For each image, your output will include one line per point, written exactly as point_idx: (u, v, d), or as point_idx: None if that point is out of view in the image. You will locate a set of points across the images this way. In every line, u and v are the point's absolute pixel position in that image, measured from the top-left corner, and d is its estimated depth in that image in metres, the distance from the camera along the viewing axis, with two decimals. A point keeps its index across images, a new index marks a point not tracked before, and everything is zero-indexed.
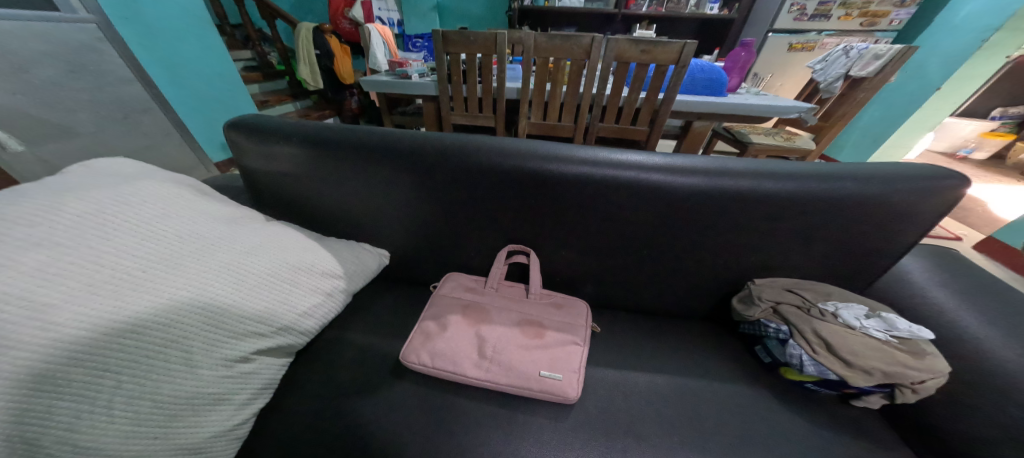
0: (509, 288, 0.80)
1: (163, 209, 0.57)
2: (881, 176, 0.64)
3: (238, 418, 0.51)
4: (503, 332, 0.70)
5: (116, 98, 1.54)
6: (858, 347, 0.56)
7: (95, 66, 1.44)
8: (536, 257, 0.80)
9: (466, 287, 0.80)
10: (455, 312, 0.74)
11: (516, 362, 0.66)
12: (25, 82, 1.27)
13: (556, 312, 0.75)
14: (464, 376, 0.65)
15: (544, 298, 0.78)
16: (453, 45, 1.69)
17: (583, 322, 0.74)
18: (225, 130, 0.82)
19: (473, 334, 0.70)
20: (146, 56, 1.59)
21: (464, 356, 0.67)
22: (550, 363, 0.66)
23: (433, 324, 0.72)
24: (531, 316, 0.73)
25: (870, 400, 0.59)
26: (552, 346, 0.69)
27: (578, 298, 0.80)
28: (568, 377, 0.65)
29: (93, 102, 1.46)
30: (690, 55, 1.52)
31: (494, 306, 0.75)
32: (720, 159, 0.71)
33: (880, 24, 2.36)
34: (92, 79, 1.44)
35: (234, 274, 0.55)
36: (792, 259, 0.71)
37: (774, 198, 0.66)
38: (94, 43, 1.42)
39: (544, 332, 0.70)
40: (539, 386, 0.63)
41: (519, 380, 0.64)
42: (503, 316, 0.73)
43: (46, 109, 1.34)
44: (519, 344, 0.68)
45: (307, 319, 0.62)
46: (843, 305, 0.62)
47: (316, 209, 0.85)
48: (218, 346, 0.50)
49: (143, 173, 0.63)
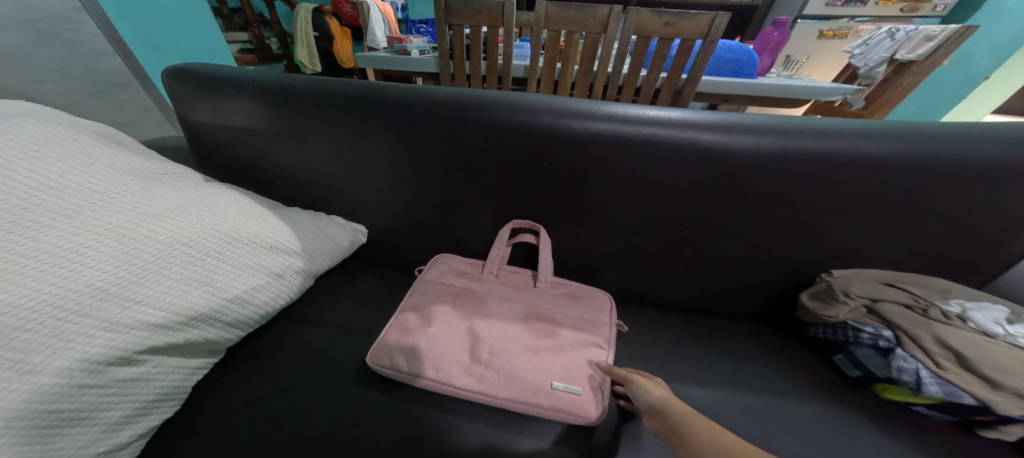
0: (512, 275, 0.64)
1: (36, 152, 0.41)
2: (1017, 136, 0.48)
3: (106, 444, 0.36)
4: (505, 329, 0.54)
5: (88, 69, 1.15)
6: (1007, 362, 0.40)
7: (70, 37, 1.09)
8: (547, 235, 0.63)
9: (460, 271, 0.64)
10: (444, 301, 0.58)
11: (519, 369, 0.50)
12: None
13: (573, 306, 0.59)
14: (451, 385, 0.49)
15: (556, 288, 0.63)
16: (456, 17, 1.52)
17: (605, 319, 0.58)
18: (163, 77, 0.66)
19: (465, 331, 0.54)
20: (129, 31, 1.24)
21: (451, 359, 0.51)
22: (565, 373, 0.50)
23: (414, 316, 0.56)
24: (540, 310, 0.57)
25: (1010, 431, 0.42)
26: (567, 350, 0.53)
27: (598, 289, 0.64)
28: (590, 391, 0.49)
29: (65, 74, 1.09)
30: (720, 29, 1.33)
31: (492, 296, 0.59)
32: (792, 117, 0.55)
33: (921, 10, 2.18)
34: (65, 50, 1.08)
35: (125, 241, 0.40)
36: (882, 245, 0.54)
37: (866, 164, 0.50)
38: (71, 13, 1.07)
39: (556, 331, 0.54)
40: (551, 402, 0.47)
41: (524, 393, 0.48)
42: (504, 309, 0.57)
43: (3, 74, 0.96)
44: (524, 346, 0.52)
45: (238, 307, 0.47)
46: (974, 305, 0.47)
47: (278, 175, 0.69)
48: (81, 341, 0.34)
49: (35, 114, 0.48)
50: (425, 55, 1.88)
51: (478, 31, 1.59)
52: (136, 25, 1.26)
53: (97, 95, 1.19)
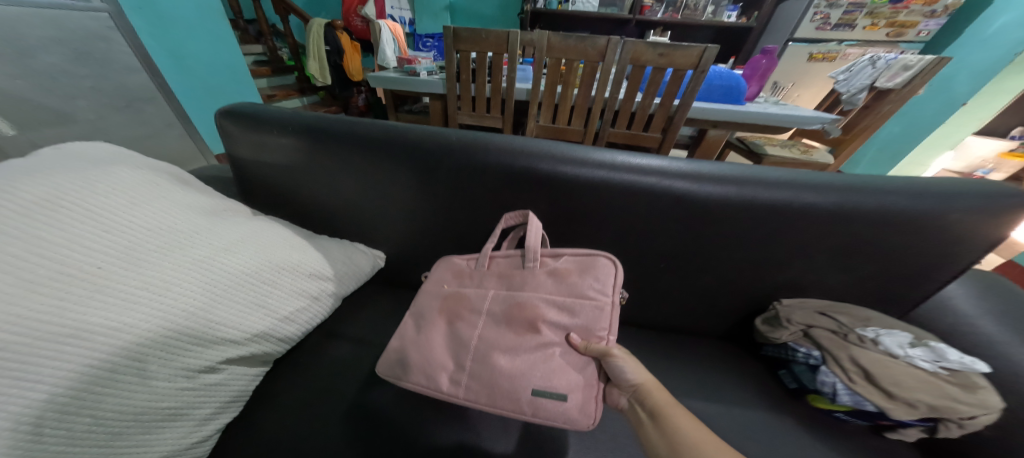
0: (504, 261, 0.66)
1: (133, 198, 0.52)
2: (929, 191, 0.57)
3: (198, 435, 0.47)
4: (487, 332, 0.59)
5: (119, 86, 1.36)
6: (902, 378, 0.50)
7: (103, 55, 1.29)
8: (536, 219, 0.62)
9: (456, 270, 0.69)
10: (434, 306, 0.65)
11: (504, 381, 0.54)
12: (27, 67, 1.14)
13: (567, 285, 0.59)
14: (440, 391, 0.56)
15: (548, 262, 0.62)
16: (463, 43, 1.64)
17: (607, 298, 0.58)
18: (216, 118, 0.78)
19: (450, 334, 0.61)
20: (157, 47, 1.64)
21: (439, 368, 0.57)
22: (550, 376, 0.53)
23: (410, 324, 0.64)
24: (527, 299, 0.60)
25: (906, 434, 0.52)
26: (552, 345, 0.56)
27: (598, 253, 0.61)
28: (575, 398, 0.52)
29: (96, 90, 1.29)
30: (710, 61, 1.46)
31: (478, 291, 0.64)
32: (749, 167, 0.65)
33: (907, 35, 2.28)
34: (97, 67, 1.28)
35: (206, 273, 0.50)
36: (822, 278, 0.64)
37: (804, 212, 0.60)
38: (105, 32, 1.28)
39: (541, 326, 0.57)
40: (533, 411, 0.52)
41: (508, 403, 0.53)
42: (483, 301, 0.62)
43: (44, 94, 1.18)
44: (508, 349, 0.56)
45: (286, 325, 0.57)
46: (884, 331, 0.55)
47: (310, 204, 0.79)
48: (178, 356, 0.45)
49: (119, 159, 0.60)
50: (434, 75, 1.99)
51: (483, 56, 1.71)
52: (163, 44, 1.66)
53: (126, 109, 1.40)
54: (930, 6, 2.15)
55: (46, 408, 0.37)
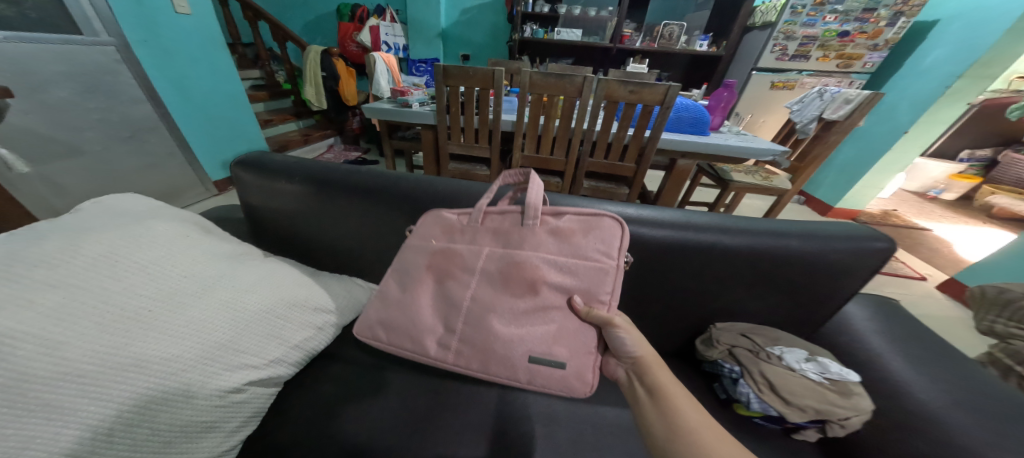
0: (498, 217, 0.72)
1: (171, 248, 0.64)
2: (822, 236, 0.69)
3: (226, 444, 0.57)
4: (480, 292, 0.68)
5: (123, 117, 1.67)
6: (796, 387, 0.62)
7: (109, 87, 1.59)
8: (538, 181, 0.67)
9: (444, 225, 0.75)
10: (421, 262, 0.73)
11: (500, 349, 0.64)
12: (40, 101, 1.41)
13: (570, 244, 0.67)
14: (427, 354, 0.68)
15: (550, 220, 0.69)
16: (452, 78, 1.80)
17: (611, 265, 0.66)
18: (231, 168, 0.89)
19: (438, 289, 0.71)
20: (159, 76, 1.75)
21: (429, 334, 0.69)
22: (550, 344, 0.63)
23: (393, 284, 0.74)
24: (524, 257, 0.67)
25: (807, 434, 0.65)
26: (552, 309, 0.65)
27: (604, 214, 0.69)
28: (573, 367, 0.63)
29: (102, 121, 1.60)
30: (674, 97, 1.63)
31: (469, 248, 0.71)
32: (686, 213, 0.77)
33: (854, 66, 2.51)
34: (104, 98, 1.59)
35: (232, 311, 0.62)
36: (746, 306, 0.76)
37: (727, 252, 0.71)
38: (111, 64, 1.58)
39: (540, 288, 0.65)
40: (527, 378, 0.63)
41: (505, 370, 0.64)
42: (476, 256, 0.70)
43: (56, 127, 1.46)
44: (505, 314, 0.66)
45: (296, 352, 0.68)
46: (788, 349, 0.69)
47: (312, 243, 0.91)
48: (213, 378, 0.56)
49: (153, 213, 0.71)
50: (425, 107, 2.12)
51: (472, 91, 1.87)
52: (165, 74, 1.77)
53: (129, 137, 1.71)
54: (873, 40, 2.39)
55: (117, 421, 0.48)
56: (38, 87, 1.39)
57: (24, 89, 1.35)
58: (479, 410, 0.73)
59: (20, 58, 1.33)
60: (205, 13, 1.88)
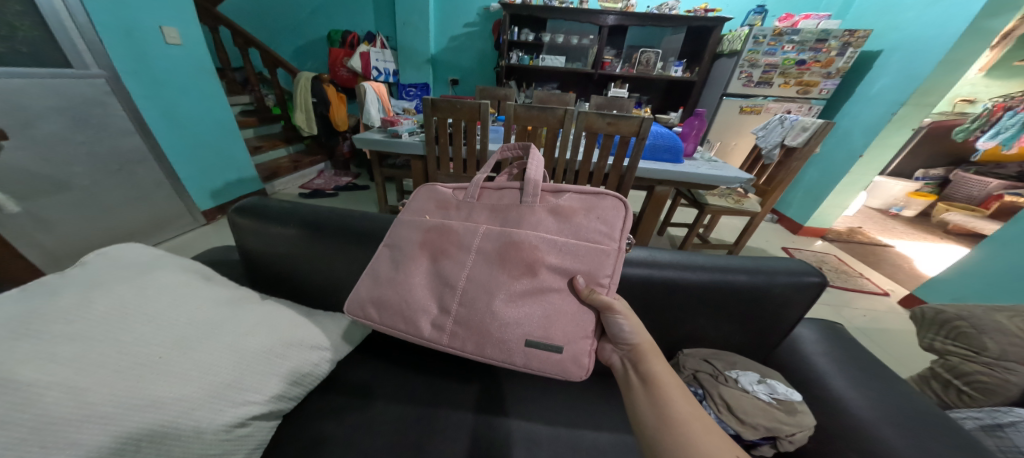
0: (495, 192, 0.82)
1: (175, 298, 0.69)
2: (766, 269, 0.79)
3: None
4: (477, 271, 0.74)
5: (112, 148, 1.69)
6: (748, 407, 0.70)
7: (99, 120, 1.62)
8: (538, 157, 0.78)
9: (439, 200, 0.86)
10: (415, 239, 0.81)
11: (496, 334, 0.71)
12: (29, 136, 1.43)
13: (572, 222, 0.75)
14: (420, 334, 0.74)
15: (550, 198, 0.79)
16: (440, 111, 1.89)
17: (613, 248, 0.73)
18: (230, 215, 0.95)
19: (432, 268, 0.77)
20: (149, 107, 1.80)
21: (423, 316, 0.75)
22: (547, 329, 0.70)
23: (385, 262, 0.81)
24: (524, 235, 0.74)
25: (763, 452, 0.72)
26: (551, 291, 0.72)
27: (605, 193, 0.77)
28: (573, 351, 0.69)
29: (91, 154, 1.62)
30: (648, 128, 1.74)
31: (467, 224, 0.79)
32: (653, 251, 0.85)
33: (812, 93, 2.72)
34: (93, 131, 1.61)
35: (235, 352, 0.66)
36: (706, 335, 0.84)
37: (684, 284, 0.80)
38: (101, 96, 1.61)
39: (539, 271, 0.72)
40: (523, 360, 0.69)
41: (499, 353, 0.70)
42: (472, 232, 0.78)
43: (45, 163, 1.48)
44: (504, 296, 0.72)
45: (295, 388, 0.72)
46: (742, 373, 0.77)
47: (306, 285, 0.96)
48: (220, 414, 0.60)
49: (157, 262, 0.76)
50: (415, 136, 2.19)
51: (459, 123, 1.96)
52: (155, 104, 1.82)
53: (119, 169, 1.73)
54: (825, 69, 2.62)
55: None
56: (28, 123, 1.42)
57: (13, 125, 1.38)
58: (468, 439, 0.78)
59: (11, 94, 1.36)
60: (195, 44, 1.96)
